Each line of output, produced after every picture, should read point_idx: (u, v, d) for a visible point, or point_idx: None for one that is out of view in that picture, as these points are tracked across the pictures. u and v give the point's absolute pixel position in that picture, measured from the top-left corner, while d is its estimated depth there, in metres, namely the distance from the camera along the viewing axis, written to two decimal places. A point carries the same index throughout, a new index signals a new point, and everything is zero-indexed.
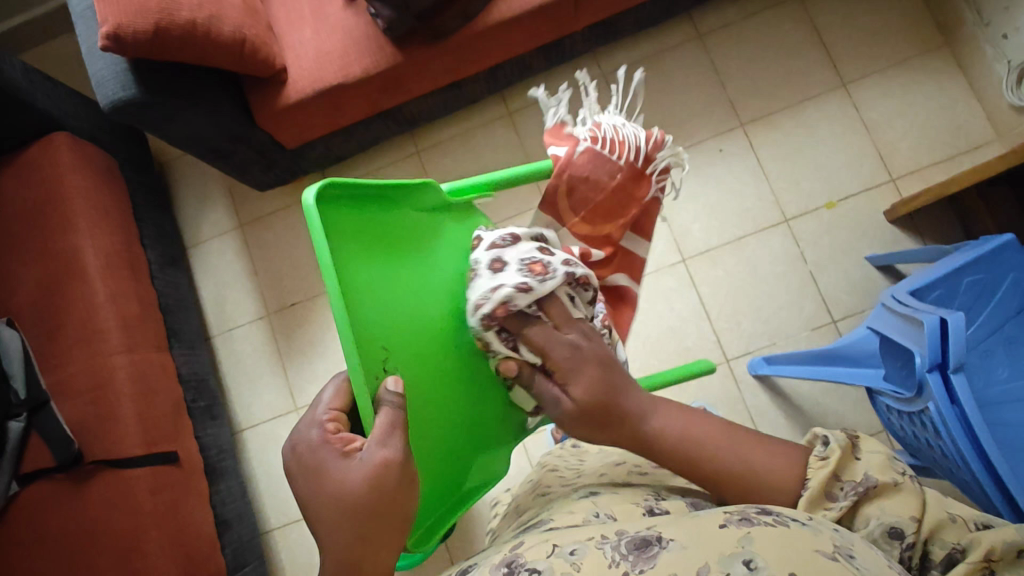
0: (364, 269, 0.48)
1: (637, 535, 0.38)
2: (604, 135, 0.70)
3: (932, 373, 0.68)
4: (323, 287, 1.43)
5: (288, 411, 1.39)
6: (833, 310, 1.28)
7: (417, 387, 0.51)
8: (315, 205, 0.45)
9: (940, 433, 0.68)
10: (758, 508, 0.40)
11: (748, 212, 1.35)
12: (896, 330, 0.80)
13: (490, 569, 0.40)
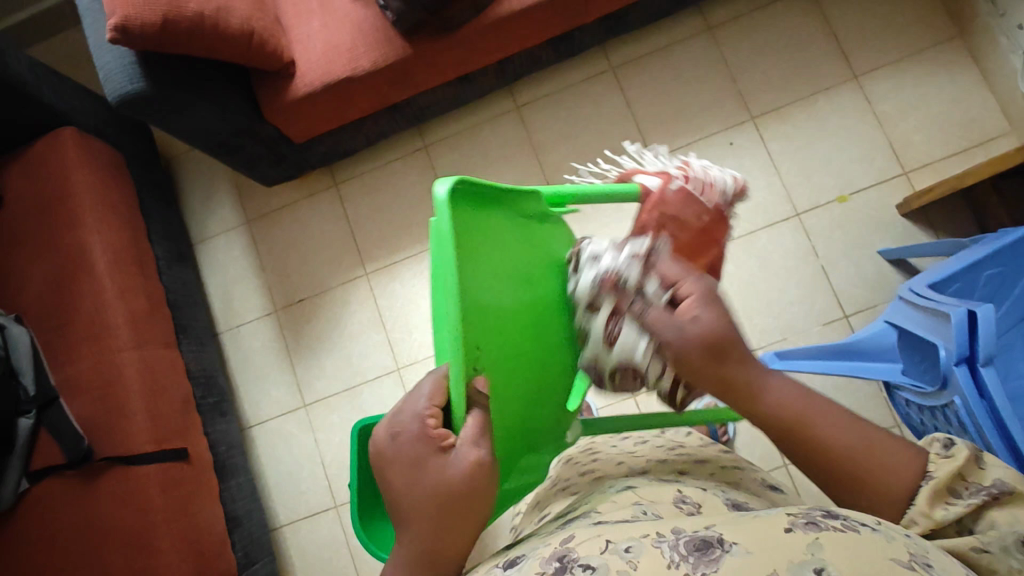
0: (478, 268, 0.46)
1: (696, 535, 0.37)
2: (696, 177, 0.78)
3: (959, 367, 0.67)
4: (331, 283, 1.43)
5: (297, 407, 1.39)
6: (845, 304, 1.27)
7: (504, 392, 0.49)
8: (447, 201, 0.43)
9: (966, 427, 0.67)
10: (823, 509, 0.37)
11: (759, 206, 1.34)
12: (917, 323, 0.79)
13: (540, 562, 0.39)
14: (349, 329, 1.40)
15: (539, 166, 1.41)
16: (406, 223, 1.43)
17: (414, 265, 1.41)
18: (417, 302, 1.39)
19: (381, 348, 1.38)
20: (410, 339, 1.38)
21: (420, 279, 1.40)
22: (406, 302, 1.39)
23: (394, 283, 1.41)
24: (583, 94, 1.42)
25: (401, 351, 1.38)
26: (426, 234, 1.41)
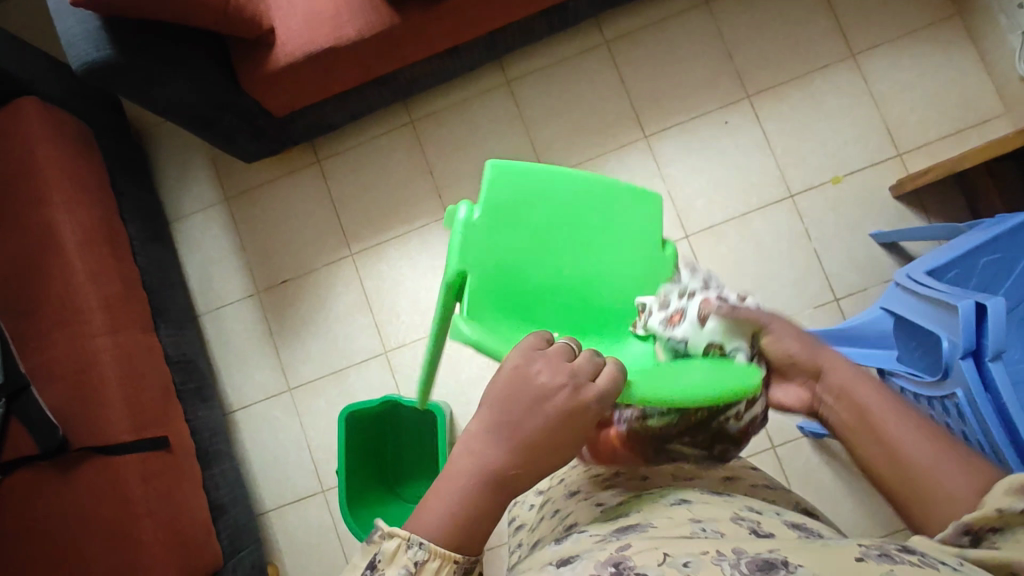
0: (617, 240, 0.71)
1: (759, 556, 0.36)
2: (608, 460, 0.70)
3: (966, 360, 0.66)
4: (316, 264, 1.38)
5: (282, 391, 1.36)
6: (836, 287, 1.27)
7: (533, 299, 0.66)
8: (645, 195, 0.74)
9: (967, 419, 0.67)
10: (898, 543, 0.37)
11: (753, 187, 1.31)
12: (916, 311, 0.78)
13: (595, 565, 0.38)
14: (334, 312, 1.37)
15: (531, 144, 1.36)
16: (393, 202, 1.38)
17: (401, 247, 1.37)
18: (405, 284, 1.36)
19: (368, 332, 1.35)
20: (398, 324, 1.35)
21: (408, 259, 1.36)
22: (394, 284, 1.36)
23: (380, 265, 1.37)
24: (577, 69, 1.37)
25: (388, 336, 1.35)
26: (414, 214, 1.37)
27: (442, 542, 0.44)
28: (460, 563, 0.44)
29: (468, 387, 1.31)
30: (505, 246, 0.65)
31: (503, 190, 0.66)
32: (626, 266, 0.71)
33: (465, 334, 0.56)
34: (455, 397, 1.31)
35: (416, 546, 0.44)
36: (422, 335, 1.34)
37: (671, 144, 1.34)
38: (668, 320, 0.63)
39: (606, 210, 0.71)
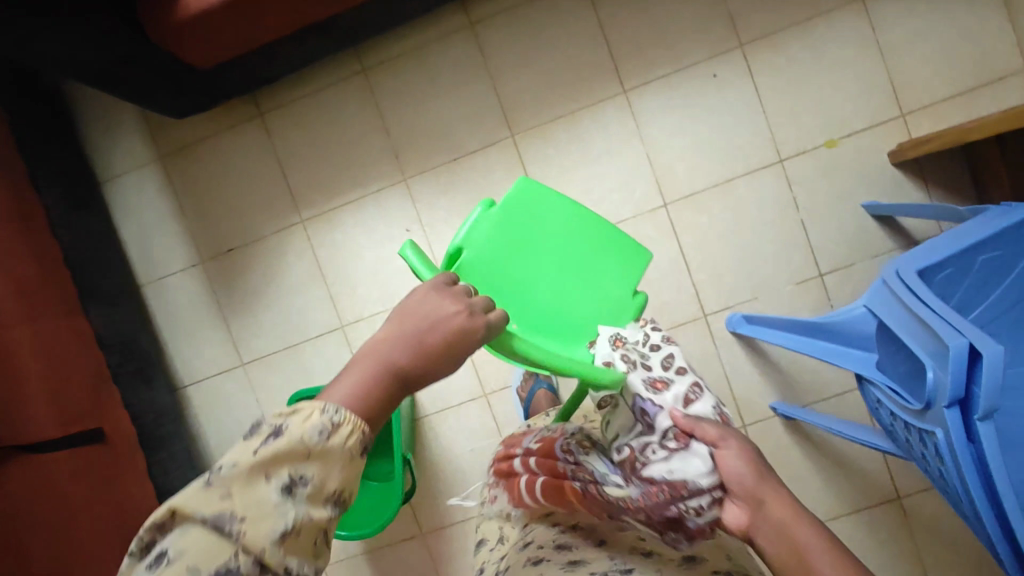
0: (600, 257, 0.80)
1: None
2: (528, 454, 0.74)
3: (952, 409, 0.59)
4: (263, 231, 1.27)
5: (234, 366, 1.29)
6: (821, 263, 1.19)
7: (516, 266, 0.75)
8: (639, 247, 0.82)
9: (943, 463, 0.62)
10: None
11: (740, 150, 1.20)
12: (904, 328, 0.71)
13: None
14: (286, 284, 1.27)
15: (497, 99, 1.22)
16: (345, 162, 1.25)
17: (355, 214, 1.26)
18: (361, 255, 1.26)
19: (322, 305, 1.27)
20: (354, 298, 1.26)
21: (363, 227, 1.25)
22: (348, 254, 1.26)
23: (333, 234, 1.26)
24: (549, 10, 1.20)
25: (344, 310, 1.27)
26: (368, 177, 1.25)
27: (356, 412, 0.48)
28: (366, 434, 0.48)
29: None
30: (501, 244, 0.74)
31: (520, 202, 0.75)
32: (595, 294, 0.79)
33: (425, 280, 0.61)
34: None
35: (329, 411, 0.47)
36: (380, 310, 1.26)
37: (652, 101, 1.20)
38: (653, 385, 0.69)
39: (595, 250, 0.80)
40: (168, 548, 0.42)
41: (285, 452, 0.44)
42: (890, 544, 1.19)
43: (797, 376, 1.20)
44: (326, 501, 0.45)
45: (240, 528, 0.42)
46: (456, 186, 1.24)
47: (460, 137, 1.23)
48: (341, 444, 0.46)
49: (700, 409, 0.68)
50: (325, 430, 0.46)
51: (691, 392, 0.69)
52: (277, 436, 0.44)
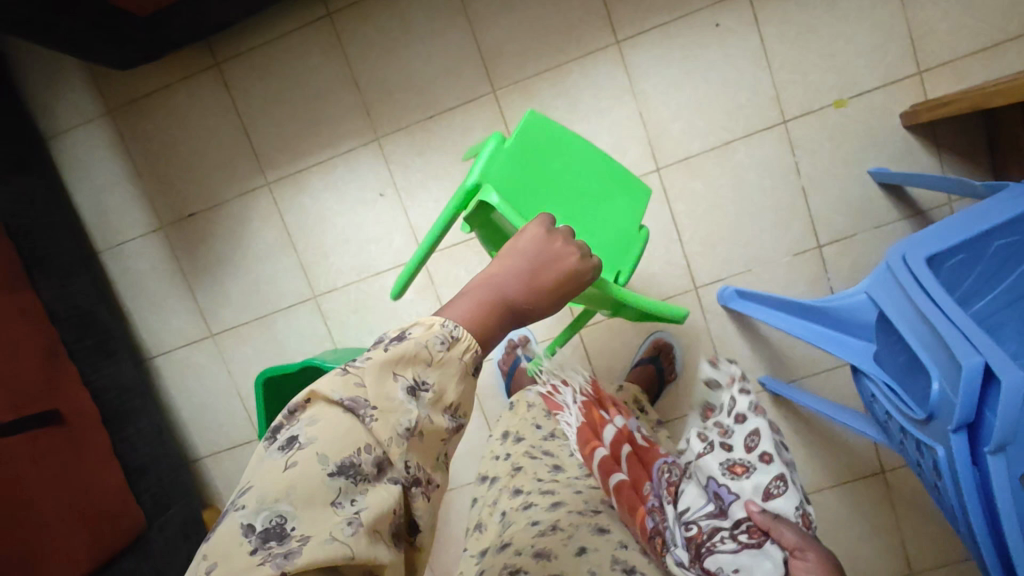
0: (606, 193, 0.82)
1: None
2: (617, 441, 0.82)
3: (959, 434, 0.58)
4: (226, 195, 1.18)
5: (203, 337, 1.23)
6: (820, 233, 1.12)
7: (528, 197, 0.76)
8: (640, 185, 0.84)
9: (942, 478, 0.62)
10: None
11: (740, 110, 1.10)
12: (910, 329, 0.67)
13: None
14: (254, 251, 1.20)
15: (476, 49, 1.11)
16: (312, 119, 1.15)
17: (324, 176, 1.17)
18: (333, 221, 1.18)
19: (293, 273, 1.20)
20: (327, 266, 1.19)
21: (334, 191, 1.17)
22: (319, 219, 1.18)
23: (302, 197, 1.18)
24: None
25: (316, 279, 1.20)
26: (337, 136, 1.15)
27: (472, 332, 0.50)
28: (478, 355, 0.50)
29: None
30: (515, 181, 0.75)
31: (529, 139, 0.77)
32: (603, 229, 0.81)
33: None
34: None
35: (447, 327, 0.49)
36: (354, 279, 1.19)
37: (646, 54, 1.09)
38: (732, 469, 0.62)
39: (600, 183, 0.82)
40: (300, 433, 0.44)
41: (407, 362, 0.47)
42: (872, 517, 1.19)
43: (789, 350, 1.16)
44: (441, 407, 0.47)
45: (369, 417, 0.45)
46: (433, 146, 1.14)
47: (436, 92, 1.12)
48: (458, 356, 0.49)
49: (781, 502, 0.60)
50: (444, 341, 0.48)
51: (779, 488, 0.61)
52: (403, 344, 0.47)
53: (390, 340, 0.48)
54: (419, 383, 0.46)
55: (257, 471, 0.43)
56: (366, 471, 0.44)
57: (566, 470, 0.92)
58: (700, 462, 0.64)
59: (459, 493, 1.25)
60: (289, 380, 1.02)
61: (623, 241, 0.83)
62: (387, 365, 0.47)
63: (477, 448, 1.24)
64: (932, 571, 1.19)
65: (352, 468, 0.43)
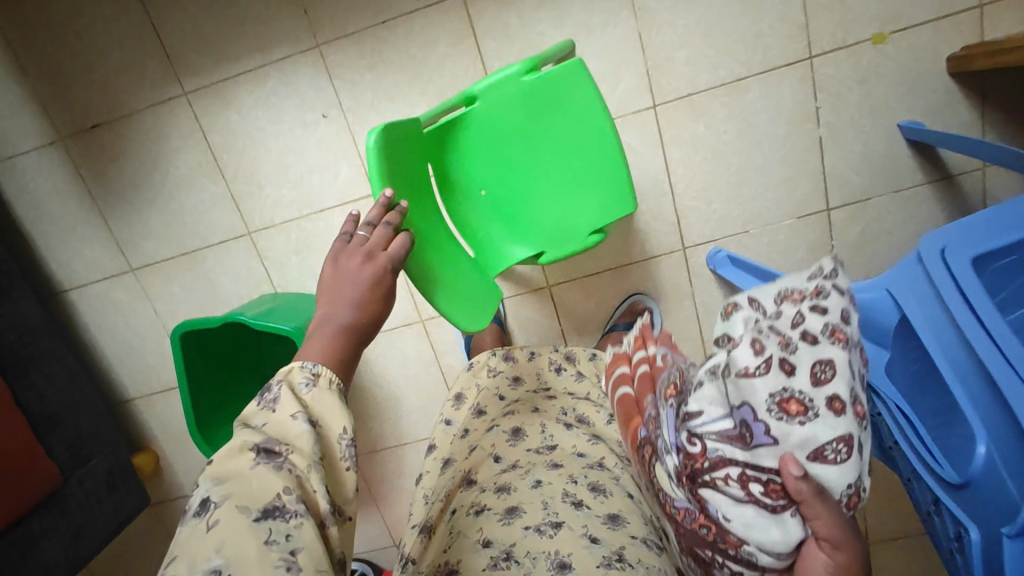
0: (587, 181, 0.77)
1: None
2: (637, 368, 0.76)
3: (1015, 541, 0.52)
4: (137, 106, 0.98)
5: (122, 272, 1.08)
6: (831, 194, 0.98)
7: (509, 137, 0.76)
8: (629, 200, 0.76)
9: (965, 552, 0.57)
10: None
11: (760, 39, 0.90)
12: (961, 374, 0.56)
13: None
14: (175, 175, 1.02)
15: None
16: (236, 14, 0.93)
17: (255, 88, 0.96)
18: (267, 145, 0.99)
19: (222, 204, 1.03)
20: (263, 199, 1.02)
21: (267, 109, 0.97)
22: (250, 142, 0.99)
23: (229, 113, 0.98)
24: None
25: (250, 212, 1.03)
26: (268, 38, 0.93)
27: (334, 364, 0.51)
28: (343, 384, 0.51)
29: None
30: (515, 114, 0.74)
31: (557, 78, 0.72)
32: (561, 206, 0.79)
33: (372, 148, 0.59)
34: None
35: (310, 364, 0.50)
36: (294, 215, 1.03)
37: None
38: (784, 412, 0.44)
39: (592, 160, 0.76)
40: (209, 493, 0.41)
41: (295, 401, 0.47)
42: None
43: None
44: (339, 431, 0.48)
45: (283, 459, 0.44)
46: (386, 60, 0.94)
47: None
48: (330, 387, 0.49)
49: (846, 467, 0.44)
50: (311, 377, 0.49)
51: (840, 445, 0.44)
52: (284, 388, 0.48)
53: (267, 392, 0.48)
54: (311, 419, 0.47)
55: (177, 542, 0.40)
56: (295, 510, 0.42)
57: (524, 443, 0.80)
58: (739, 384, 0.45)
59: (412, 449, 1.18)
60: (211, 330, 0.90)
61: (573, 220, 0.80)
62: (280, 412, 0.47)
63: (433, 405, 1.14)
64: (888, 544, 1.18)
65: (278, 515, 0.42)
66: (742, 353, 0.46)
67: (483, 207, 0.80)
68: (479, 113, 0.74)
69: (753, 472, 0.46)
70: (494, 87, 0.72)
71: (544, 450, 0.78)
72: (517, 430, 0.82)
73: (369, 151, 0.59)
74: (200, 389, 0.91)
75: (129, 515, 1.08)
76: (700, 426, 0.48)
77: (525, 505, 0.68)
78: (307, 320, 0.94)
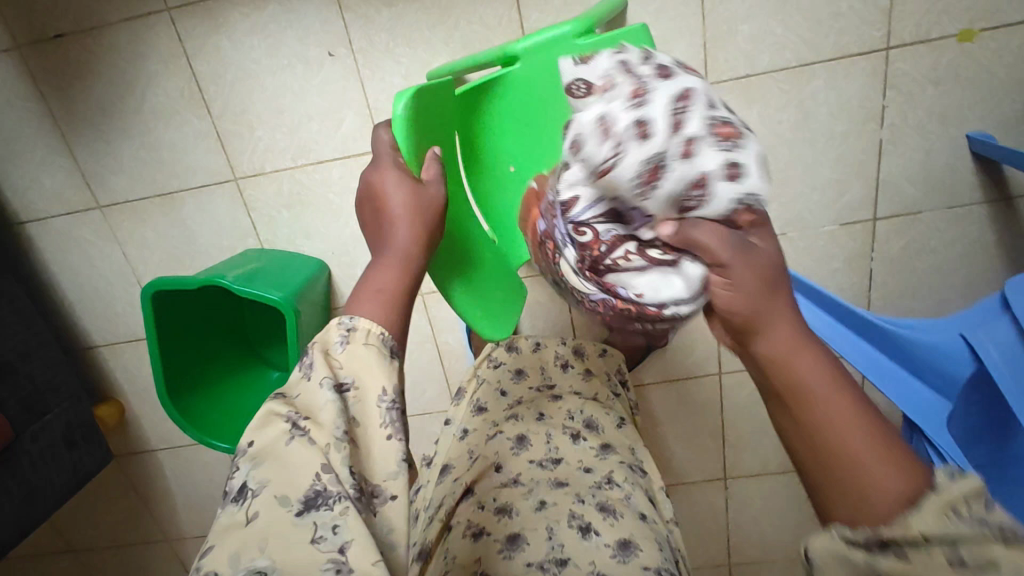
0: None
1: None
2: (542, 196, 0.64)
3: None
4: (110, 17, 0.84)
5: (88, 208, 0.95)
6: (881, 202, 0.90)
7: (547, 109, 0.65)
8: None
9: None
10: None
11: (836, 21, 0.80)
12: None
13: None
14: (153, 103, 0.88)
15: None
16: None
17: (251, 12, 0.83)
18: (262, 81, 0.86)
19: (207, 144, 0.90)
20: (253, 142, 0.90)
21: (264, 38, 0.84)
22: (243, 75, 0.86)
23: (219, 38, 0.84)
24: None
25: (238, 156, 0.91)
26: None
27: (373, 318, 0.43)
28: (388, 337, 0.43)
29: (354, 246, 0.96)
30: (559, 82, 0.63)
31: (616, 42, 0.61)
32: None
33: (399, 115, 0.47)
34: (338, 255, 0.97)
35: (346, 320, 0.43)
36: (289, 165, 0.91)
37: None
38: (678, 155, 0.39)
39: None
40: (247, 480, 0.37)
41: (325, 366, 0.41)
42: None
43: None
44: (377, 394, 0.41)
45: (309, 434, 0.39)
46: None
47: None
48: (365, 343, 0.42)
49: (751, 169, 0.39)
50: (345, 334, 0.42)
51: (728, 166, 0.39)
52: (315, 351, 0.42)
53: (304, 358, 0.42)
54: (342, 384, 0.40)
55: (212, 535, 0.36)
56: (339, 494, 0.37)
57: (527, 454, 0.74)
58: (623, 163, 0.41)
59: None
60: (189, 291, 0.80)
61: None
62: (312, 383, 0.41)
63: (426, 382, 1.07)
64: None
65: (321, 502, 0.37)
66: (624, 112, 0.41)
67: (510, 185, 0.69)
68: (517, 79, 0.64)
69: (648, 237, 0.45)
70: (542, 48, 0.61)
71: (548, 463, 0.72)
72: (520, 436, 0.76)
73: (395, 120, 0.47)
74: (172, 355, 0.83)
75: (88, 474, 1.00)
76: (585, 163, 0.44)
77: (528, 533, 0.62)
78: (294, 291, 0.85)
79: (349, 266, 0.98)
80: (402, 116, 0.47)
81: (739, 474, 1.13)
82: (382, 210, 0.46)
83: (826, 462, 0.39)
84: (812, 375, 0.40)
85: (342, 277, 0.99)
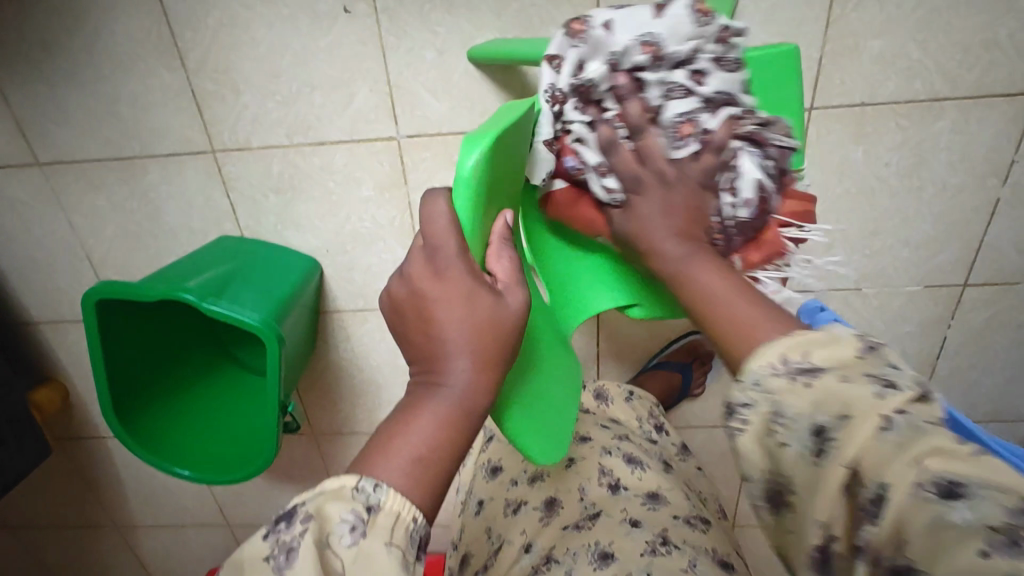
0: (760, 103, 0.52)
1: None
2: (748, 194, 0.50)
3: None
4: None
5: (24, 163, 0.76)
6: (977, 267, 0.77)
7: None
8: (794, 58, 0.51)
9: None
10: None
11: (986, 51, 0.64)
12: None
13: None
14: (111, 43, 0.69)
15: None
16: None
17: None
18: (254, 35, 0.67)
19: (179, 102, 0.71)
20: (238, 109, 0.71)
21: None
22: (230, 21, 0.67)
23: None
24: None
25: (217, 123, 0.73)
26: None
27: (410, 485, 0.31)
28: (420, 524, 0.31)
29: (353, 247, 0.80)
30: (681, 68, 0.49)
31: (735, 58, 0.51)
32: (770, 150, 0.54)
33: (465, 173, 0.32)
34: (333, 254, 0.81)
35: (362, 495, 0.30)
36: (281, 141, 0.73)
37: None
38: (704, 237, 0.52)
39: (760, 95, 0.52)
40: None
41: (316, 574, 0.28)
42: None
43: None
44: None
45: None
46: None
47: None
48: (383, 542, 0.29)
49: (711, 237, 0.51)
50: (358, 522, 0.29)
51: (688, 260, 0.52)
52: (305, 541, 0.28)
53: (282, 527, 0.29)
54: None
55: None
56: None
57: (559, 522, 0.63)
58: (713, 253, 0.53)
59: None
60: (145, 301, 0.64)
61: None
62: None
63: None
64: None
65: None
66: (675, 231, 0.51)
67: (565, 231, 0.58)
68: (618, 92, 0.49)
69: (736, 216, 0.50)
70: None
71: (585, 524, 0.62)
72: (548, 500, 0.66)
73: (458, 182, 0.32)
74: (120, 376, 0.67)
75: (19, 472, 0.86)
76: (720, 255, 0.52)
77: None
78: (278, 309, 0.69)
79: (345, 268, 0.82)
80: (471, 176, 0.32)
81: (748, 523, 1.04)
82: (431, 311, 0.33)
83: (716, 324, 0.41)
84: (661, 221, 0.47)
85: (335, 279, 0.83)
